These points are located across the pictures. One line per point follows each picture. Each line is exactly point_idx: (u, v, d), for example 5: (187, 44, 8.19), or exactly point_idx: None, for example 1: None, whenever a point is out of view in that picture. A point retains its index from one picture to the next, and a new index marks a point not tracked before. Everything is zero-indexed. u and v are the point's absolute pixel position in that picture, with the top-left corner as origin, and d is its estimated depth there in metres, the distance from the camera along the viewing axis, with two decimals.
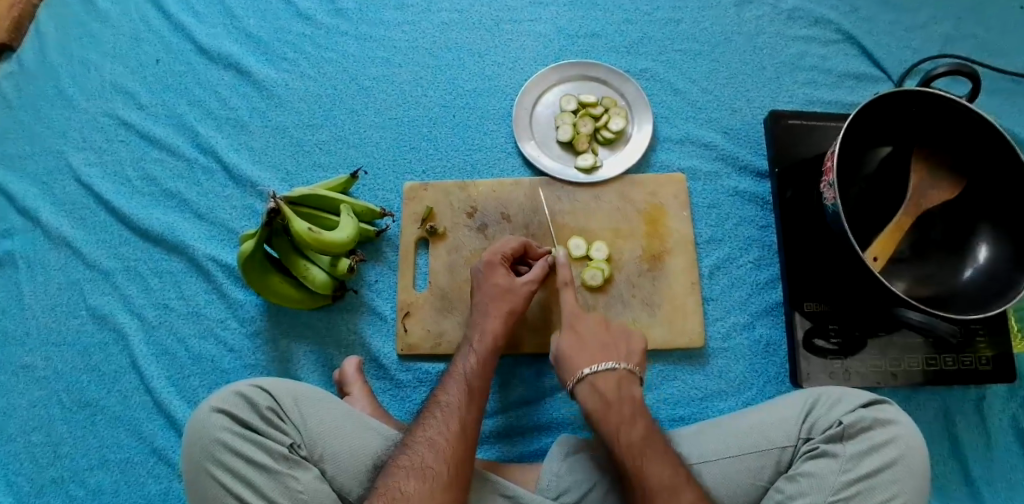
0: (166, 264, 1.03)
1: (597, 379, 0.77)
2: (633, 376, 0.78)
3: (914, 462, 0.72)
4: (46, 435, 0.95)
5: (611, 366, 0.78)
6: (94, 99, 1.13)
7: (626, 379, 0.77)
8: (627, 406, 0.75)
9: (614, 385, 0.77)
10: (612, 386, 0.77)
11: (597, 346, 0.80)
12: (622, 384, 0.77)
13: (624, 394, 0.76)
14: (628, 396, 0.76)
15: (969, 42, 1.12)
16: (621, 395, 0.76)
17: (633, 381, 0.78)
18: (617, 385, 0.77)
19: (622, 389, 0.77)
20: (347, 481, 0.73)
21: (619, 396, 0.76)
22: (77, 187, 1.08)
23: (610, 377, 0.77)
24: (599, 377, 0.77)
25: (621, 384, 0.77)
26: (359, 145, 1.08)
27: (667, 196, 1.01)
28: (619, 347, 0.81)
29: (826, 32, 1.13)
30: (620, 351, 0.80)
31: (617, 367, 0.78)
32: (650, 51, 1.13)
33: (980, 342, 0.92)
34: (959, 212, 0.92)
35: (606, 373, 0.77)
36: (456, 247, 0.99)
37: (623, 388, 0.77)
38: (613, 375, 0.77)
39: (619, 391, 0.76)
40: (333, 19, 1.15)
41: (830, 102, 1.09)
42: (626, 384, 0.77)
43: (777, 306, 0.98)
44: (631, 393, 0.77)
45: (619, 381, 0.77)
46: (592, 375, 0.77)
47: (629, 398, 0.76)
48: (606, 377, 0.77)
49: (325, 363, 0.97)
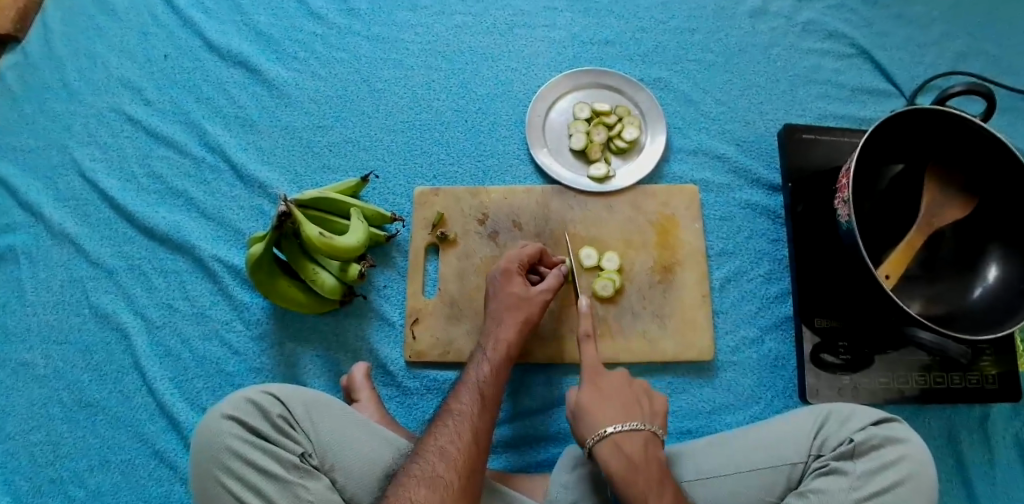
0: (171, 264, 1.01)
1: (622, 440, 0.72)
2: (657, 438, 0.75)
3: (925, 481, 0.72)
4: (45, 435, 0.94)
5: (638, 426, 0.74)
6: (101, 93, 1.11)
7: (652, 441, 0.74)
8: (654, 470, 0.71)
9: (641, 448, 0.72)
10: (640, 448, 0.72)
11: (620, 402, 0.76)
12: (648, 445, 0.73)
13: (650, 456, 0.72)
14: (655, 459, 0.72)
15: (982, 60, 1.12)
16: (648, 458, 0.72)
17: (658, 444, 0.74)
18: (644, 447, 0.72)
19: (649, 451, 0.73)
20: (357, 489, 0.72)
21: (646, 457, 0.72)
22: (81, 183, 1.06)
23: (638, 438, 0.73)
24: (625, 438, 0.72)
25: (647, 447, 0.73)
26: (369, 147, 1.07)
27: (679, 207, 1.01)
28: (643, 407, 0.77)
29: (839, 46, 1.13)
30: (643, 409, 0.77)
31: (644, 427, 0.74)
32: (664, 60, 1.12)
33: (986, 361, 0.93)
34: (971, 230, 0.92)
35: (631, 433, 0.73)
36: (466, 254, 0.99)
37: (650, 450, 0.73)
38: (640, 435, 0.73)
39: (646, 452, 0.72)
40: (345, 19, 1.14)
41: (843, 117, 1.09)
42: (651, 446, 0.73)
43: (787, 320, 0.98)
44: (656, 455, 0.73)
45: (645, 442, 0.73)
46: (617, 435, 0.72)
47: (656, 461, 0.72)
48: (632, 439, 0.73)
49: (332, 368, 0.96)
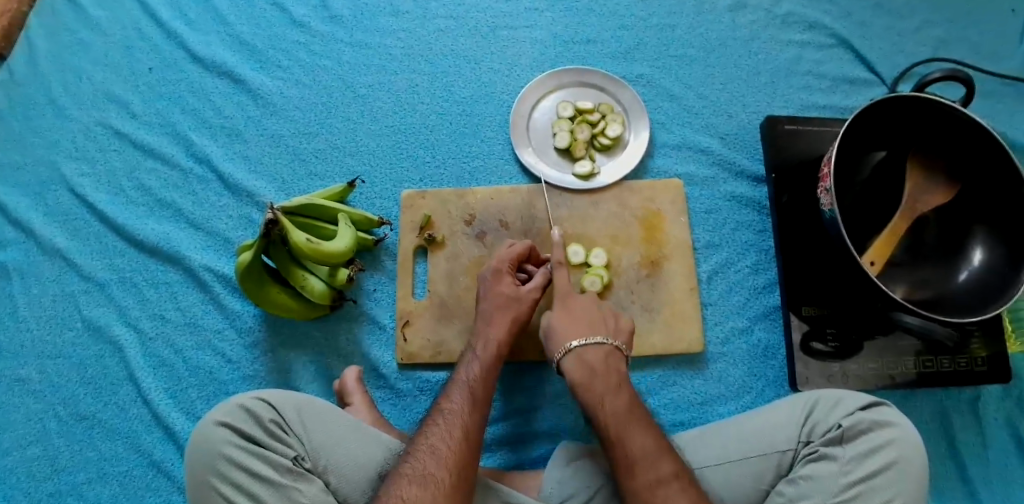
0: (162, 275, 1.02)
1: (585, 354, 0.79)
2: (620, 352, 0.80)
3: (915, 463, 0.72)
4: (42, 449, 0.94)
5: (601, 341, 0.80)
6: (88, 107, 1.12)
7: (613, 354, 0.79)
8: (612, 376, 0.77)
9: (601, 358, 0.78)
10: (600, 359, 0.78)
11: (586, 320, 0.82)
12: (609, 356, 0.79)
13: (611, 366, 0.78)
14: (615, 370, 0.78)
15: (961, 46, 1.13)
16: (607, 366, 0.78)
17: (620, 358, 0.80)
18: (604, 358, 0.78)
19: (610, 363, 0.78)
20: (351, 491, 0.73)
21: (606, 367, 0.78)
22: (70, 198, 1.07)
23: (598, 350, 0.79)
24: (587, 351, 0.79)
25: (608, 359, 0.79)
26: (355, 153, 1.08)
27: (664, 202, 1.02)
28: (608, 324, 0.83)
29: (819, 37, 1.14)
30: (609, 327, 0.82)
31: (605, 342, 0.80)
32: (646, 57, 1.13)
33: (975, 343, 0.93)
34: (953, 216, 0.93)
35: (594, 347, 0.79)
36: (455, 255, 0.99)
37: (610, 361, 0.78)
38: (601, 350, 0.79)
39: (607, 362, 0.78)
40: (328, 26, 1.15)
41: (825, 107, 1.10)
42: (612, 359, 0.79)
43: (776, 310, 0.98)
44: (617, 367, 0.79)
45: (607, 353, 0.79)
46: (580, 348, 0.79)
47: (616, 372, 0.78)
48: (594, 352, 0.79)
49: (324, 373, 0.96)
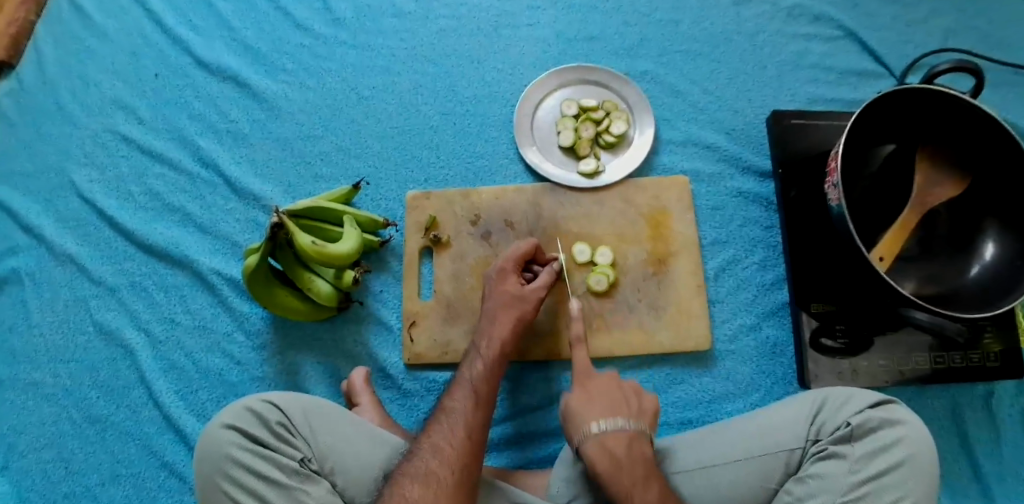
0: (171, 279, 1.03)
1: (607, 439, 0.73)
2: (644, 435, 0.74)
3: (925, 461, 0.71)
4: (57, 452, 0.95)
5: (623, 425, 0.74)
6: (96, 114, 1.13)
7: (637, 439, 0.73)
8: (639, 467, 0.71)
9: (625, 446, 0.72)
10: (624, 447, 0.72)
11: (606, 402, 0.77)
12: (633, 442, 0.73)
13: (635, 454, 0.72)
14: (640, 458, 0.72)
15: (972, 36, 1.11)
16: (633, 456, 0.72)
17: (645, 440, 0.74)
18: (629, 445, 0.72)
19: (634, 449, 0.72)
20: (357, 491, 0.73)
21: (630, 455, 0.72)
22: (80, 203, 1.08)
23: (622, 438, 0.73)
24: (610, 436, 0.73)
25: (633, 444, 0.73)
26: (360, 155, 1.08)
27: (670, 199, 1.01)
28: (630, 405, 0.77)
29: (826, 29, 1.12)
30: (631, 408, 0.76)
31: (628, 426, 0.74)
32: (650, 53, 1.12)
33: (988, 338, 0.91)
34: (962, 209, 0.92)
35: (617, 432, 0.73)
36: (461, 255, 0.99)
37: (635, 447, 0.72)
38: (624, 435, 0.73)
39: (630, 450, 0.72)
40: (332, 28, 1.15)
41: (832, 100, 1.09)
42: (637, 444, 0.73)
43: (784, 306, 0.98)
44: (642, 453, 0.73)
45: (630, 440, 0.73)
46: (602, 434, 0.73)
47: (641, 459, 0.72)
48: (617, 437, 0.73)
49: (333, 375, 0.97)
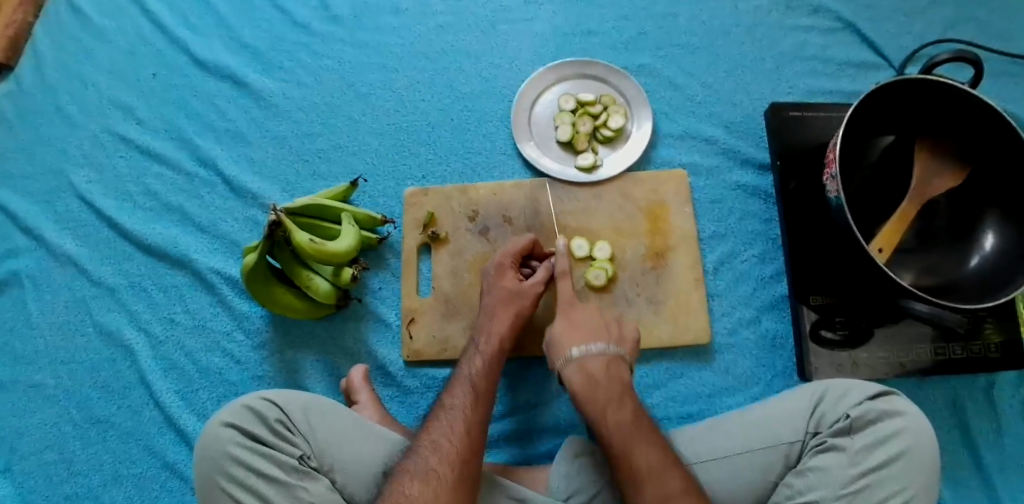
0: (170, 279, 1.03)
1: (586, 360, 0.79)
2: (623, 360, 0.81)
3: (924, 454, 0.71)
4: (58, 453, 0.96)
5: (602, 348, 0.80)
6: (94, 115, 1.13)
7: (615, 362, 0.80)
8: (615, 386, 0.77)
9: (603, 366, 0.79)
10: (602, 366, 0.79)
11: (587, 329, 0.83)
12: (611, 364, 0.79)
13: (612, 374, 0.78)
14: (617, 378, 0.78)
15: (971, 26, 1.10)
16: (610, 375, 0.78)
17: (623, 364, 0.80)
18: (607, 366, 0.79)
19: (612, 370, 0.79)
20: (357, 489, 0.73)
21: (607, 376, 0.78)
22: (79, 205, 1.08)
23: (601, 358, 0.79)
24: (589, 359, 0.79)
25: (610, 366, 0.79)
26: (358, 152, 1.08)
27: (668, 193, 1.01)
28: (611, 332, 0.84)
29: (824, 21, 1.12)
30: (611, 335, 0.83)
31: (607, 349, 0.80)
32: (648, 47, 1.12)
33: (988, 329, 0.91)
34: (962, 200, 0.91)
35: (595, 355, 0.80)
36: (459, 251, 0.99)
37: (612, 368, 0.79)
38: (603, 356, 0.80)
39: (608, 371, 0.78)
40: (329, 26, 1.15)
41: (831, 92, 1.08)
42: (614, 367, 0.79)
43: (783, 299, 0.97)
44: (619, 374, 0.79)
45: (608, 362, 0.79)
46: (582, 357, 0.79)
47: (618, 379, 0.78)
48: (596, 358, 0.79)
49: (332, 372, 0.97)
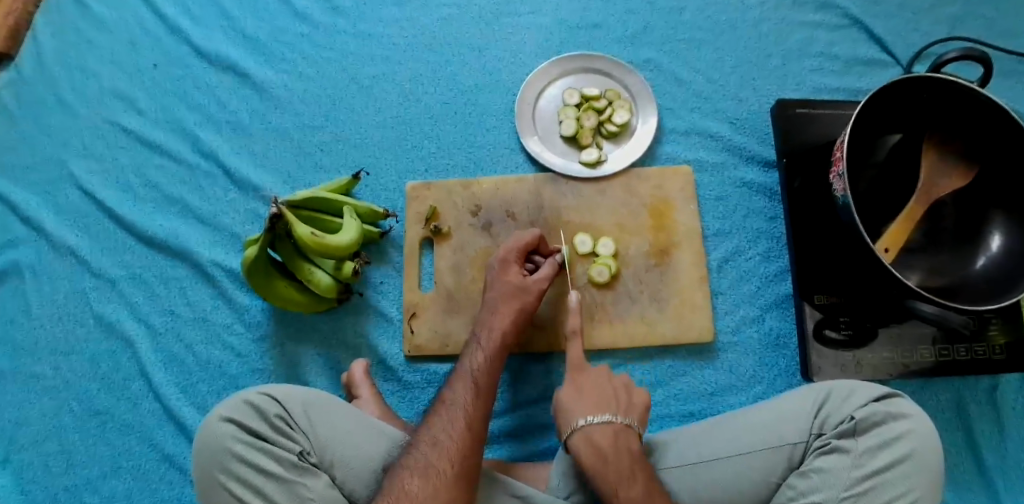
0: (171, 271, 1.02)
1: (593, 433, 0.73)
2: (631, 430, 0.75)
3: (928, 458, 0.71)
4: (57, 444, 0.95)
5: (609, 419, 0.74)
6: (94, 105, 1.12)
7: (623, 433, 0.74)
8: (625, 460, 0.71)
9: (611, 438, 0.73)
10: (609, 439, 0.73)
11: (594, 398, 0.77)
12: (619, 436, 0.73)
13: (621, 447, 0.72)
14: (627, 451, 0.72)
15: (980, 24, 1.09)
16: (619, 448, 0.72)
17: (632, 435, 0.74)
18: (614, 439, 0.73)
19: (620, 442, 0.73)
20: (357, 484, 0.73)
21: (616, 449, 0.72)
22: (79, 195, 1.07)
23: (607, 430, 0.73)
24: (595, 431, 0.73)
25: (618, 437, 0.73)
26: (360, 145, 1.07)
27: (673, 190, 1.00)
28: (619, 399, 0.77)
29: (832, 17, 1.11)
30: (620, 403, 0.77)
31: (614, 420, 0.74)
32: (654, 41, 1.11)
33: (994, 330, 0.90)
34: (971, 200, 0.90)
35: (603, 428, 0.74)
36: (461, 246, 0.99)
37: (621, 441, 0.73)
38: (610, 428, 0.74)
39: (616, 444, 0.73)
40: (331, 17, 1.14)
41: (838, 89, 1.07)
42: (623, 437, 0.73)
43: (787, 298, 0.97)
44: (628, 445, 0.73)
45: (616, 434, 0.73)
46: (588, 428, 0.74)
47: (627, 452, 0.72)
48: (603, 431, 0.73)
49: (333, 367, 0.96)
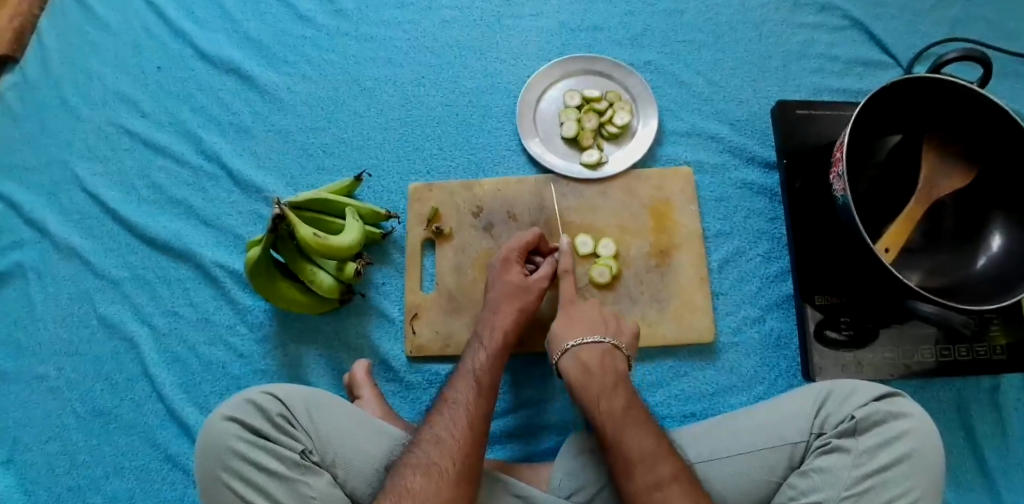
0: (174, 272, 1.03)
1: (582, 352, 0.79)
2: (619, 351, 0.80)
3: (929, 457, 0.71)
4: (61, 445, 0.96)
5: (598, 340, 0.80)
6: (99, 108, 1.13)
7: (611, 353, 0.79)
8: (609, 376, 0.76)
9: (598, 357, 0.78)
10: (597, 359, 0.78)
11: (585, 322, 0.83)
12: (606, 356, 0.79)
13: (607, 364, 0.78)
14: (612, 368, 0.77)
15: (980, 25, 1.09)
16: (604, 367, 0.77)
17: (619, 356, 0.79)
18: (602, 357, 0.78)
19: (607, 362, 0.78)
20: (358, 484, 0.73)
21: (602, 366, 0.77)
22: (84, 197, 1.08)
23: (595, 350, 0.79)
24: (584, 350, 0.79)
25: (605, 356, 0.79)
26: (362, 147, 1.08)
27: (673, 191, 1.00)
28: (608, 326, 0.83)
29: (832, 19, 1.11)
30: (609, 328, 0.83)
31: (603, 341, 0.80)
32: (654, 43, 1.11)
33: (994, 331, 0.90)
34: (971, 200, 0.90)
35: (591, 347, 0.79)
36: (462, 247, 0.99)
37: (607, 360, 0.78)
38: (597, 348, 0.79)
39: (603, 361, 0.78)
40: (334, 20, 1.15)
41: (838, 90, 1.07)
42: (609, 358, 0.78)
43: (788, 299, 0.97)
44: (614, 365, 0.78)
45: (603, 354, 0.79)
46: (577, 348, 0.79)
47: (613, 370, 0.77)
48: (591, 350, 0.79)
49: (335, 367, 0.97)
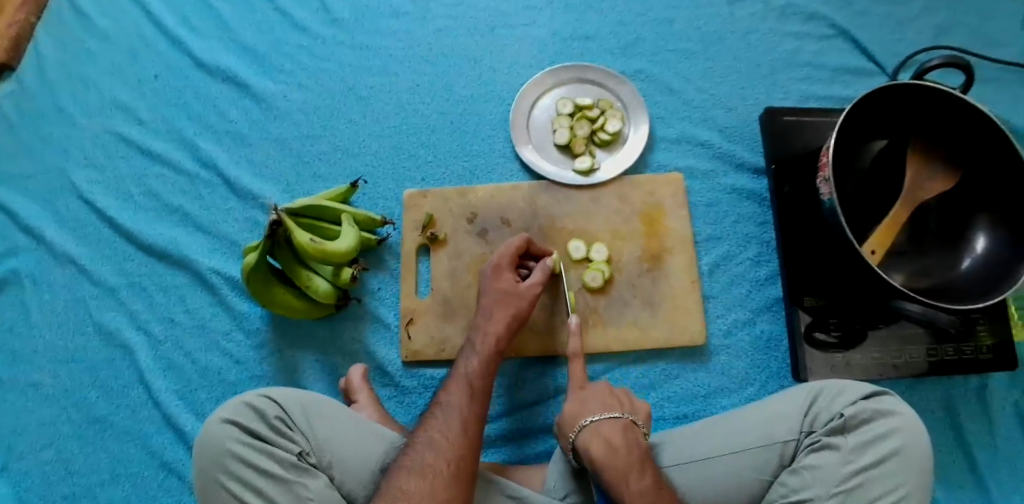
0: (171, 279, 1.03)
1: (602, 427, 0.75)
2: (638, 428, 0.77)
3: (916, 451, 0.73)
4: (57, 452, 0.96)
5: (616, 415, 0.77)
6: (95, 116, 1.14)
7: (630, 429, 0.76)
8: (634, 454, 0.73)
9: (620, 432, 0.75)
10: (618, 434, 0.74)
11: (598, 398, 0.79)
12: (627, 431, 0.75)
13: (630, 441, 0.74)
14: (636, 445, 0.74)
15: (963, 33, 1.12)
16: (628, 441, 0.74)
17: (638, 432, 0.76)
18: (623, 433, 0.75)
19: (628, 437, 0.75)
20: (355, 486, 0.74)
21: (626, 441, 0.74)
22: (80, 205, 1.09)
23: (616, 425, 0.75)
24: (603, 426, 0.75)
25: (626, 432, 0.75)
26: (358, 155, 1.09)
27: (663, 196, 1.02)
28: (622, 402, 0.80)
29: (819, 27, 1.14)
30: (624, 404, 0.80)
31: (621, 416, 0.77)
32: (645, 52, 1.14)
33: (980, 330, 0.92)
34: (954, 203, 0.92)
35: (610, 422, 0.76)
36: (457, 253, 1.00)
37: (630, 435, 0.75)
38: (618, 422, 0.76)
39: (625, 437, 0.74)
40: (330, 29, 1.16)
41: (825, 97, 1.10)
42: (631, 432, 0.75)
43: (778, 301, 0.99)
44: (637, 440, 0.75)
45: (624, 428, 0.75)
46: (596, 423, 0.76)
47: (636, 446, 0.74)
48: (611, 425, 0.75)
49: (331, 372, 0.98)
